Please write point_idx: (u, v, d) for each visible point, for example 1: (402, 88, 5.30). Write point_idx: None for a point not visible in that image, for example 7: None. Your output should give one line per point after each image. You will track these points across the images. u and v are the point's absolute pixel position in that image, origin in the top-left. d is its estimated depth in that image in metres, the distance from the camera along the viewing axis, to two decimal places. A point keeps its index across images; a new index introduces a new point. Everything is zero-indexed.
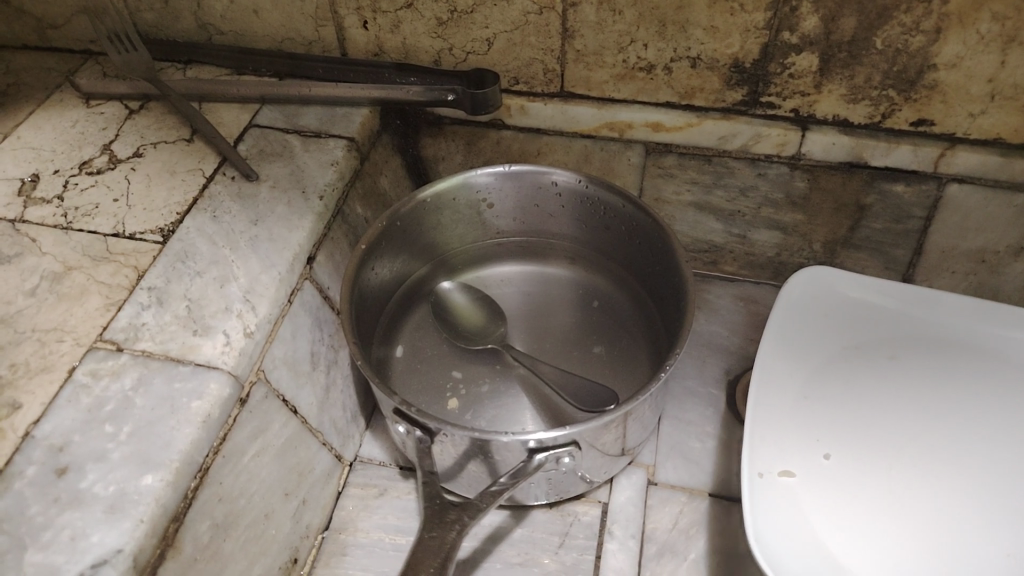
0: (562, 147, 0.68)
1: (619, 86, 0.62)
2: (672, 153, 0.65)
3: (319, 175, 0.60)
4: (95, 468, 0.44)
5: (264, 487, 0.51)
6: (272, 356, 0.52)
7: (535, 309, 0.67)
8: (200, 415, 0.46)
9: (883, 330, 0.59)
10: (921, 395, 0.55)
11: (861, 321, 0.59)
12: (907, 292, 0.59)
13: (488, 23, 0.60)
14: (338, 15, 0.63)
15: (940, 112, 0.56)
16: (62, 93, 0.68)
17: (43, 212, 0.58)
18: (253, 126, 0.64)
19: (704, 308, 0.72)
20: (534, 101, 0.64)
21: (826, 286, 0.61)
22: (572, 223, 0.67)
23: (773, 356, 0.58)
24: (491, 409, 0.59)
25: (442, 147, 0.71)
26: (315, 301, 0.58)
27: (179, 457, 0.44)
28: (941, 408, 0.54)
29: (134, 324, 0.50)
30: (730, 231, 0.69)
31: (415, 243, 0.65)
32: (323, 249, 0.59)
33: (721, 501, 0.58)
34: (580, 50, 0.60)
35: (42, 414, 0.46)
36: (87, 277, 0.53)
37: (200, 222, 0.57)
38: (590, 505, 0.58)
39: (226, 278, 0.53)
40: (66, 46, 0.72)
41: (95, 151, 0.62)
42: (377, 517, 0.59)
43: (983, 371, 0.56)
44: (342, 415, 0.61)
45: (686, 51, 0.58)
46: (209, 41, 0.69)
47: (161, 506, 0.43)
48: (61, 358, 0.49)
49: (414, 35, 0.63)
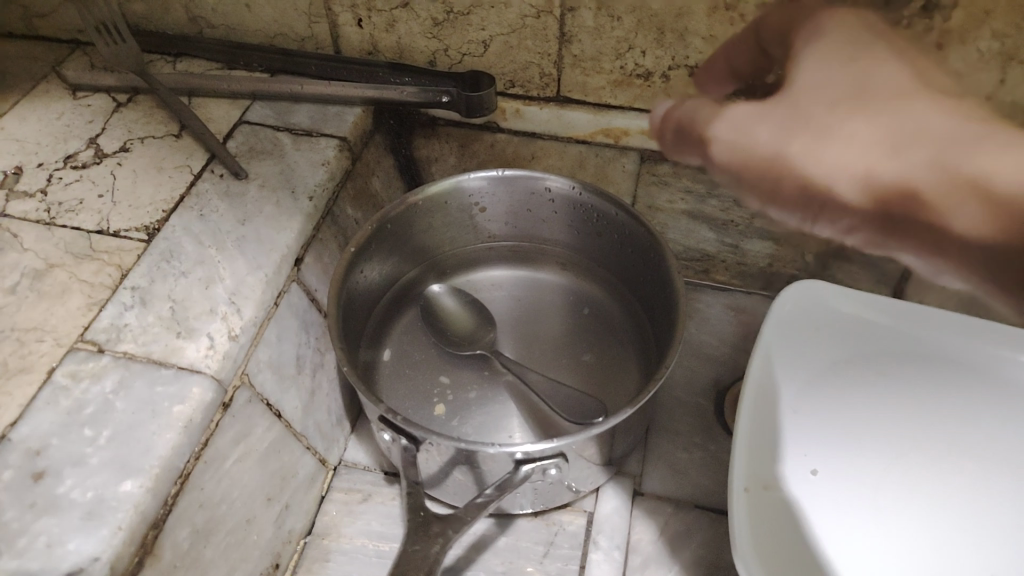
0: (556, 152, 0.67)
1: (616, 92, 0.61)
2: (666, 162, 0.65)
3: (309, 175, 0.59)
4: (72, 472, 0.43)
5: (247, 492, 0.51)
6: (257, 360, 0.52)
7: (525, 314, 0.66)
8: (181, 420, 0.45)
9: (874, 345, 0.58)
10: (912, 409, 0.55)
11: (853, 336, 0.59)
12: (901, 308, 0.59)
13: (485, 24, 0.59)
14: (332, 12, 0.62)
15: None
16: (48, 84, 0.67)
17: (26, 206, 0.56)
18: (244, 122, 0.63)
19: (695, 317, 0.71)
20: (530, 104, 0.64)
21: (819, 300, 0.60)
22: (564, 229, 0.66)
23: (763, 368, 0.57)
24: (479, 416, 0.58)
25: (435, 148, 0.71)
26: (302, 304, 0.57)
27: (159, 463, 0.43)
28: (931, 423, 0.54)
29: (116, 325, 0.49)
30: (723, 240, 0.68)
31: (405, 246, 0.64)
32: (311, 251, 0.58)
33: (709, 513, 0.57)
34: (578, 55, 0.59)
35: (20, 416, 0.45)
36: (70, 274, 0.52)
37: (186, 221, 0.56)
38: (576, 515, 0.57)
39: (212, 279, 0.52)
40: (53, 34, 0.71)
41: (81, 145, 0.61)
42: (361, 523, 0.58)
43: (975, 389, 0.55)
44: (328, 419, 0.60)
45: (684, 60, 0.57)
46: (200, 34, 0.68)
47: (140, 513, 0.42)
48: (41, 358, 0.48)
49: (409, 35, 0.62)
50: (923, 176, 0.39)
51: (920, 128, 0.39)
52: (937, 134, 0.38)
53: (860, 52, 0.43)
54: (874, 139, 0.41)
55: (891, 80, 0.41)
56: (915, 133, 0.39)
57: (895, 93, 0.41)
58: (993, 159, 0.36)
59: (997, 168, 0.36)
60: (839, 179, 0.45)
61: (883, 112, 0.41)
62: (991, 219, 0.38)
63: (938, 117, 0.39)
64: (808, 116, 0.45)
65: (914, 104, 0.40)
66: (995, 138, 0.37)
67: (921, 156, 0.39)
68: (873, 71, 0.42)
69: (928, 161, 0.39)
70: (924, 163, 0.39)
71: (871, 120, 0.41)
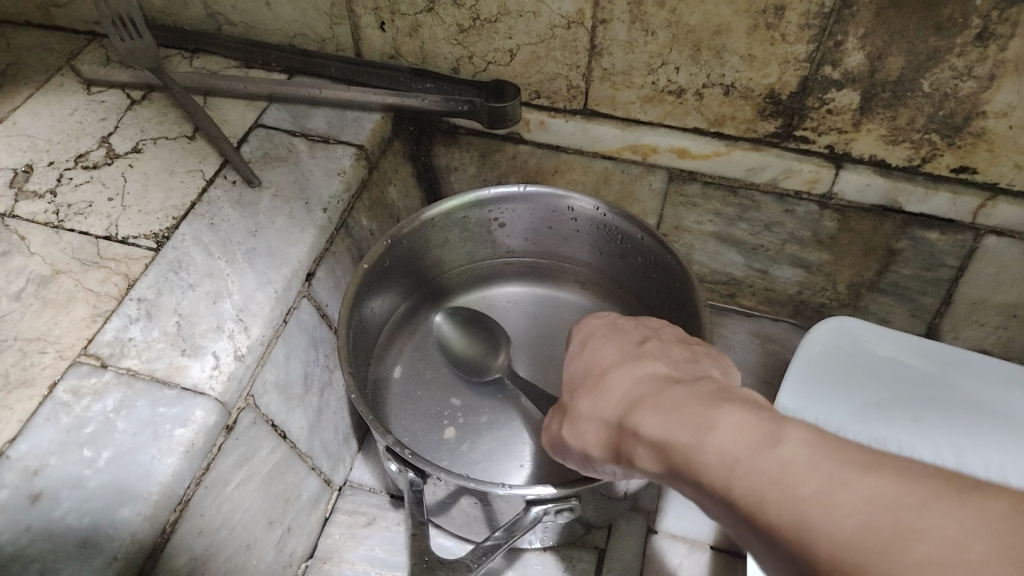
0: (580, 166, 0.65)
1: (646, 107, 0.59)
2: (696, 182, 0.62)
3: (325, 185, 0.58)
4: (69, 496, 0.41)
5: (248, 517, 0.49)
6: (263, 380, 0.50)
7: (541, 333, 0.65)
8: (183, 445, 0.43)
9: (893, 380, 0.58)
10: (919, 443, 0.56)
11: (869, 370, 0.59)
12: (940, 352, 0.57)
13: (512, 33, 0.57)
14: (354, 14, 0.60)
15: (984, 161, 0.52)
16: (62, 77, 0.65)
17: (34, 207, 0.55)
18: (260, 126, 0.61)
19: (719, 344, 0.70)
20: (555, 116, 0.61)
21: (855, 343, 0.59)
22: (586, 248, 0.64)
23: (791, 391, 0.58)
24: (490, 442, 0.57)
25: (455, 157, 0.69)
26: (312, 319, 0.56)
27: (158, 490, 0.42)
28: (929, 448, 0.55)
29: (120, 339, 0.48)
30: (752, 265, 0.68)
31: (420, 261, 0.63)
32: (323, 265, 0.57)
33: (724, 554, 0.56)
34: (607, 69, 0.57)
35: (19, 433, 0.43)
36: (76, 282, 0.51)
37: (197, 229, 0.54)
38: (585, 551, 0.56)
39: (219, 293, 0.50)
40: (70, 25, 0.69)
41: (92, 144, 0.60)
42: (364, 548, 0.58)
43: (994, 431, 0.55)
44: (334, 437, 0.59)
45: (720, 78, 0.54)
46: (219, 30, 0.66)
47: (137, 543, 0.40)
48: (43, 371, 0.46)
49: (433, 40, 0.59)
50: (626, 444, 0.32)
51: (643, 393, 0.32)
52: (627, 402, 0.33)
53: (608, 329, 0.40)
54: (618, 408, 0.33)
55: (606, 349, 0.37)
56: (635, 414, 0.32)
57: (606, 366, 0.36)
58: (666, 426, 0.30)
59: (681, 441, 0.29)
60: (585, 457, 0.36)
61: (604, 383, 0.35)
62: (666, 463, 0.30)
63: (643, 386, 0.33)
64: (567, 395, 0.37)
65: (618, 373, 0.35)
66: (693, 400, 0.30)
67: (649, 426, 0.30)
68: (595, 347, 0.38)
69: (657, 444, 0.30)
70: (641, 438, 0.31)
71: (595, 391, 0.35)
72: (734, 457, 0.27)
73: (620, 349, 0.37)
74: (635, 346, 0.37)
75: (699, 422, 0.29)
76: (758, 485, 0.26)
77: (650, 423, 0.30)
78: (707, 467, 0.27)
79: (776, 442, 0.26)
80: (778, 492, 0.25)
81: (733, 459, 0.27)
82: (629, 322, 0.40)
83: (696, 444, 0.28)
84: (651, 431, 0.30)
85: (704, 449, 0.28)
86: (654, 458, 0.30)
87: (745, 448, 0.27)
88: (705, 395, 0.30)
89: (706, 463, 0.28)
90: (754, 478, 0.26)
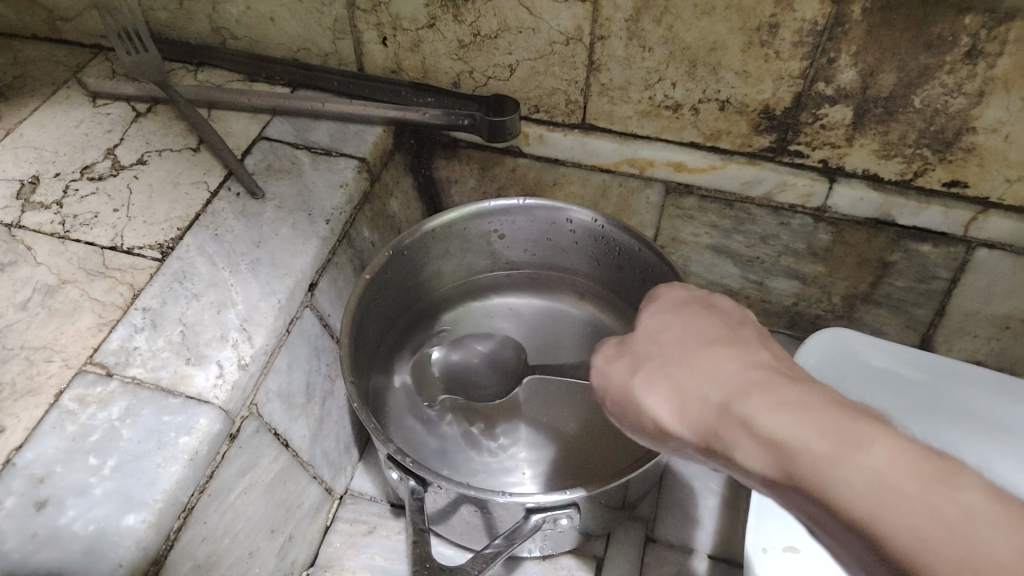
0: (579, 179, 0.66)
1: (643, 122, 0.60)
2: (693, 195, 0.63)
3: (328, 197, 0.59)
4: (75, 503, 0.42)
5: (251, 524, 0.50)
6: (266, 389, 0.51)
7: (537, 342, 0.66)
8: (187, 453, 0.44)
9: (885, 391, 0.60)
10: None
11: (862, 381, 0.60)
12: (932, 363, 0.58)
13: (512, 49, 0.58)
14: (357, 29, 0.61)
15: (975, 175, 0.53)
16: (69, 89, 0.66)
17: (41, 218, 0.56)
18: (263, 139, 0.62)
19: None
20: (554, 130, 0.62)
21: (849, 353, 0.60)
22: (584, 260, 0.65)
23: None
24: (490, 450, 0.58)
25: (456, 170, 0.70)
26: (315, 329, 0.57)
27: (163, 497, 0.42)
28: None
29: (126, 348, 0.48)
30: (748, 277, 0.69)
31: (422, 271, 0.63)
32: (325, 276, 0.57)
33: (721, 562, 0.56)
34: (605, 84, 0.58)
35: (25, 440, 0.44)
36: (81, 292, 0.51)
37: (201, 240, 0.55)
38: (583, 559, 0.57)
39: (223, 303, 0.51)
40: (77, 39, 0.70)
41: (98, 155, 0.60)
42: (365, 556, 0.58)
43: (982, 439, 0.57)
44: (335, 446, 0.60)
45: (716, 93, 0.55)
46: (223, 44, 0.67)
47: (141, 549, 0.40)
48: (48, 380, 0.47)
49: (434, 56, 0.61)
50: (731, 433, 0.30)
51: (761, 388, 0.30)
52: (741, 391, 0.31)
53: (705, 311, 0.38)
54: (726, 397, 0.31)
55: (692, 334, 0.36)
56: (750, 410, 0.30)
57: (707, 347, 0.34)
58: (796, 428, 0.28)
59: (817, 447, 0.27)
60: (660, 438, 0.34)
61: (709, 363, 0.33)
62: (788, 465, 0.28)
63: (760, 378, 0.31)
64: (649, 362, 0.36)
65: (725, 360, 0.33)
66: (830, 410, 0.28)
67: (775, 426, 0.28)
68: (689, 326, 0.37)
69: (782, 444, 0.28)
70: (761, 435, 0.29)
71: (693, 370, 0.33)
72: (890, 482, 0.25)
73: (716, 334, 0.35)
74: (734, 334, 0.35)
75: (845, 435, 0.27)
76: (919, 522, 0.24)
77: (771, 423, 0.29)
78: (851, 486, 0.26)
79: (949, 483, 0.24)
80: (943, 537, 0.23)
81: (888, 484, 0.25)
82: (717, 308, 0.38)
83: (841, 459, 0.26)
84: (777, 431, 0.28)
85: (850, 467, 0.26)
86: (772, 458, 0.29)
87: (907, 479, 0.25)
88: (844, 407, 0.28)
89: (850, 482, 0.26)
90: (913, 512, 0.24)
